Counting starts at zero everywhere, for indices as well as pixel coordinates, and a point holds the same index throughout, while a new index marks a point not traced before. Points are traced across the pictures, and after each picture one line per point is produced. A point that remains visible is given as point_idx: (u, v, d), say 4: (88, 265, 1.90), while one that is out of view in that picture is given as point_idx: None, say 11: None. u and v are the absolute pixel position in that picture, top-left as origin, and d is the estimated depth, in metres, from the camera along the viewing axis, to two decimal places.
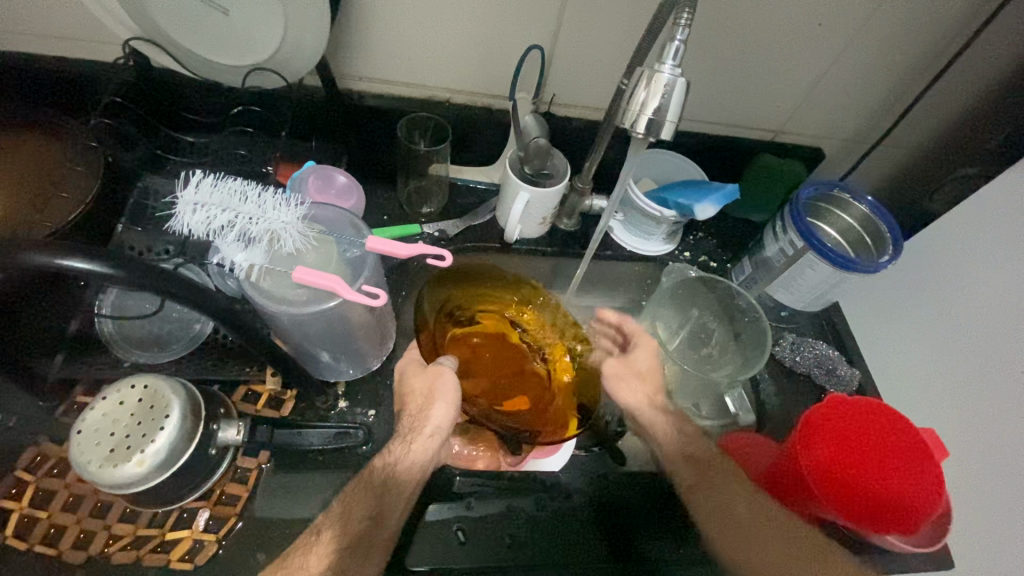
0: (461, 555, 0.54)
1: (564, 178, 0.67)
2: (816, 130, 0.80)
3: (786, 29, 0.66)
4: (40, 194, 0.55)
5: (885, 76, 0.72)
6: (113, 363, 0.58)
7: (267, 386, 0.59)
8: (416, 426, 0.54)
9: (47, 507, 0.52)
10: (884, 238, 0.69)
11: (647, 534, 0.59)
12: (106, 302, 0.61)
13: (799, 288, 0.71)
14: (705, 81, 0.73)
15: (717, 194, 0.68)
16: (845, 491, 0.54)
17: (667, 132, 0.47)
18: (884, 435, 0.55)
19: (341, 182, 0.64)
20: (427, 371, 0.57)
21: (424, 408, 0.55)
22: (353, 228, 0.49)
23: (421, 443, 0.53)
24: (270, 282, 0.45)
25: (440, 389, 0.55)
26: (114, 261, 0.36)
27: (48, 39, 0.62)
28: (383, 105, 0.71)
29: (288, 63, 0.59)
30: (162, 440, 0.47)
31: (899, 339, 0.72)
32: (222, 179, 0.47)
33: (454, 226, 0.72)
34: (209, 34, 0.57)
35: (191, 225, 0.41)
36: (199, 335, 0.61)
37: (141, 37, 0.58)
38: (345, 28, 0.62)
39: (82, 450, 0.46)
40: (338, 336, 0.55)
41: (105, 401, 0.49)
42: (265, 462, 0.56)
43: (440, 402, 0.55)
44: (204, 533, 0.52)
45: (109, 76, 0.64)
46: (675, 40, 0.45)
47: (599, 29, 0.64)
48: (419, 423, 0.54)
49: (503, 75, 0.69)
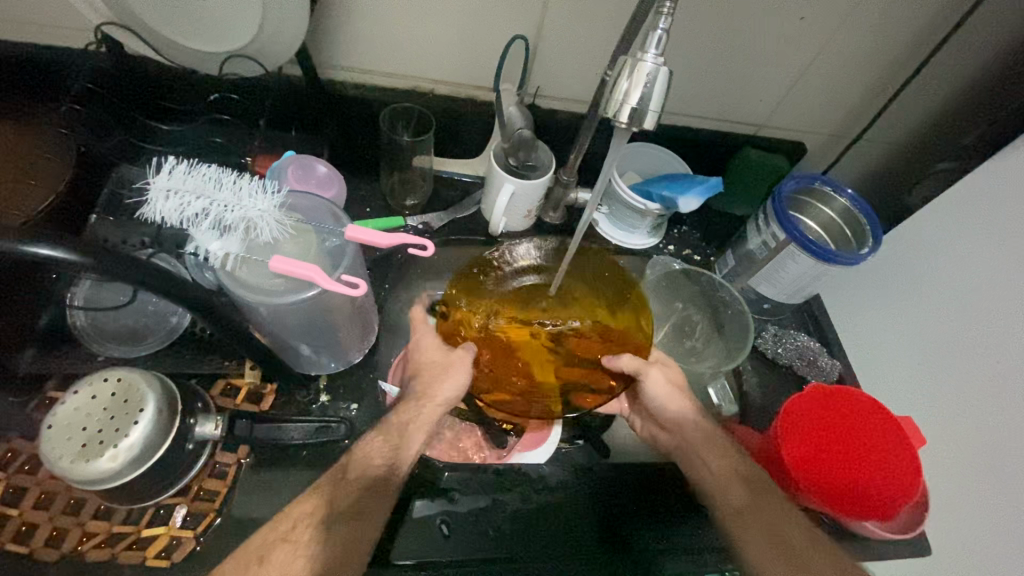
0: (446, 548, 0.54)
1: (549, 170, 0.67)
2: (799, 124, 0.81)
3: (769, 23, 0.66)
4: (11, 183, 0.55)
5: (867, 70, 0.73)
6: (86, 357, 0.56)
7: (246, 380, 0.58)
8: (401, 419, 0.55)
9: (17, 505, 0.50)
10: (863, 231, 0.70)
11: (634, 522, 0.59)
12: (79, 294, 0.59)
13: (781, 281, 0.72)
14: (690, 75, 0.73)
15: (700, 188, 0.69)
16: (823, 477, 0.55)
17: (651, 121, 0.47)
18: (861, 424, 0.56)
19: (322, 172, 0.62)
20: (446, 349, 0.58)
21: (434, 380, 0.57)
22: (333, 217, 0.48)
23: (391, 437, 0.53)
24: (246, 272, 0.43)
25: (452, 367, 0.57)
26: (85, 250, 0.35)
27: (16, 23, 0.60)
28: (366, 95, 0.70)
29: (267, 51, 0.58)
30: (136, 435, 0.46)
31: (877, 331, 0.73)
32: (197, 165, 0.46)
33: (438, 219, 0.71)
34: (186, 20, 0.56)
35: (164, 212, 0.41)
36: (176, 328, 0.59)
37: (114, 22, 0.56)
38: (326, 17, 0.62)
39: (53, 445, 0.45)
40: (318, 328, 0.54)
41: (78, 394, 0.47)
42: (244, 457, 0.56)
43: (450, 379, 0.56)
44: (182, 529, 0.51)
45: (80, 62, 0.62)
46: (658, 29, 0.45)
47: (585, 19, 0.63)
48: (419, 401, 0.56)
49: (488, 66, 0.68)
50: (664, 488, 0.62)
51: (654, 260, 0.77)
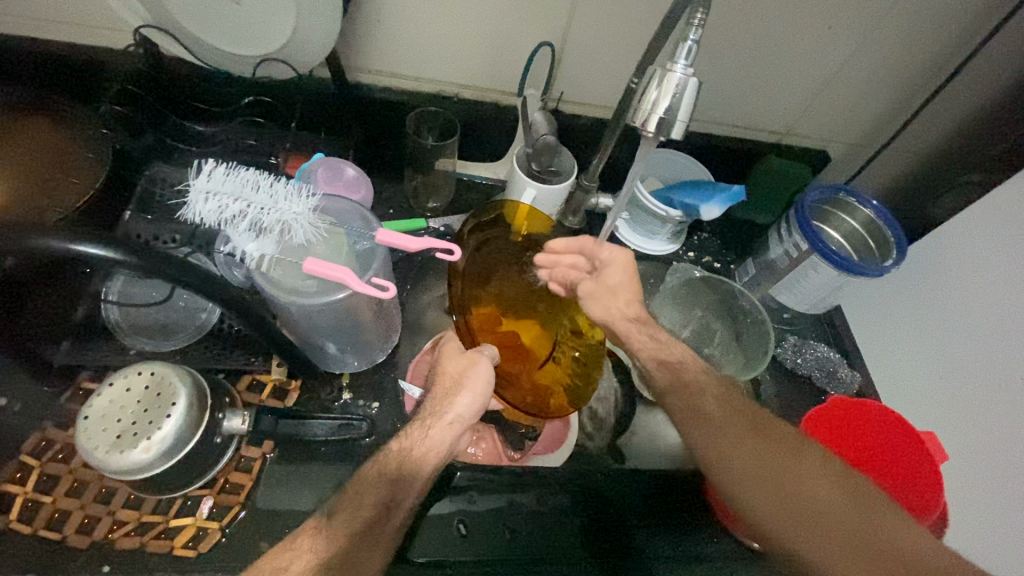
0: (463, 549, 0.55)
1: (570, 176, 0.68)
2: (823, 133, 0.80)
3: (796, 32, 0.66)
4: (50, 179, 0.56)
5: (895, 79, 0.72)
6: (118, 350, 0.58)
7: (272, 376, 0.60)
8: (437, 412, 0.52)
9: (51, 492, 0.52)
10: (887, 242, 0.69)
11: (646, 530, 0.59)
12: (113, 289, 0.61)
13: (803, 291, 0.72)
14: (715, 83, 0.73)
15: (723, 196, 0.69)
16: None
17: (679, 131, 0.47)
18: (885, 440, 0.56)
19: (350, 175, 0.63)
20: (464, 356, 0.55)
21: (451, 393, 0.53)
22: (363, 220, 0.49)
23: (437, 432, 0.51)
24: (280, 272, 0.45)
25: (471, 379, 0.53)
26: (129, 248, 0.36)
27: (57, 24, 0.61)
28: (390, 97, 0.71)
29: (299, 54, 0.60)
30: (168, 428, 0.47)
31: (897, 344, 0.72)
32: (236, 169, 0.47)
33: (459, 221, 0.72)
34: (221, 24, 0.57)
35: (203, 213, 0.42)
36: (204, 325, 0.61)
37: (153, 25, 0.58)
38: (357, 21, 0.63)
39: (89, 436, 0.46)
40: (345, 328, 0.55)
41: (113, 387, 0.49)
42: (269, 451, 0.57)
43: (468, 392, 0.52)
44: (208, 521, 0.52)
45: (119, 64, 0.64)
46: (688, 40, 0.45)
47: (609, 26, 0.63)
48: (443, 409, 0.52)
49: (513, 71, 0.69)
50: (678, 493, 0.62)
51: (677, 265, 0.75)
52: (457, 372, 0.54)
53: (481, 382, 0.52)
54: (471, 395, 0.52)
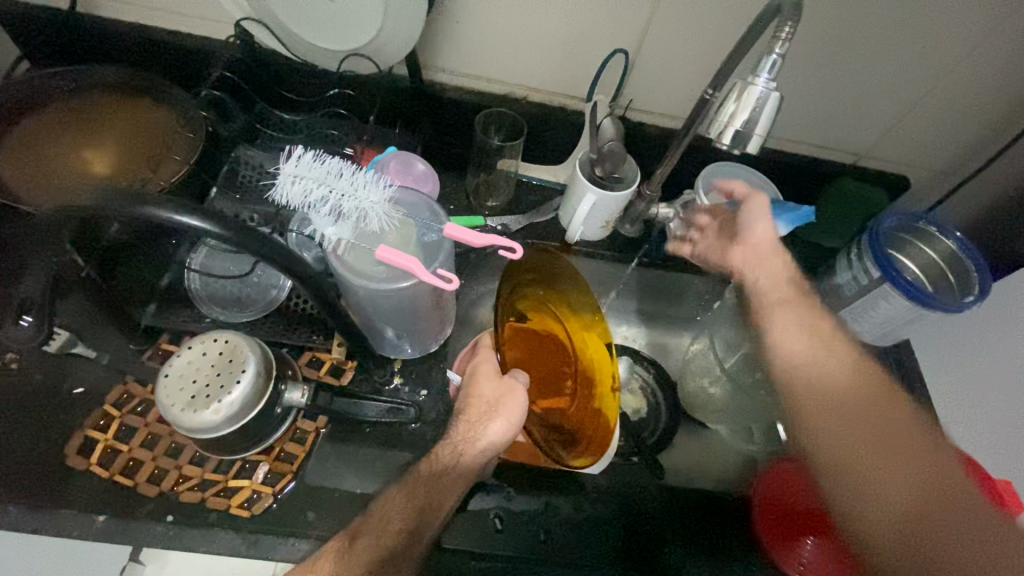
0: (498, 543, 0.56)
1: (633, 184, 0.66)
2: (905, 157, 0.76)
3: (887, 50, 0.63)
4: (153, 154, 0.60)
5: (991, 104, 0.67)
6: (196, 317, 0.62)
7: (331, 355, 0.63)
8: (470, 434, 0.52)
9: (127, 442, 0.56)
10: (970, 277, 0.65)
11: (681, 550, 0.58)
12: (196, 259, 0.66)
13: (871, 321, 0.68)
14: (792, 99, 0.71)
15: (790, 215, 0.66)
16: None
17: (755, 145, 0.46)
18: None
19: (420, 169, 0.66)
20: (501, 381, 0.54)
21: (484, 418, 0.52)
22: (432, 213, 0.50)
23: (465, 438, 0.52)
24: (353, 257, 0.48)
25: (505, 406, 0.52)
26: (223, 222, 0.39)
27: (167, 13, 0.67)
28: (462, 97, 0.73)
29: (382, 52, 0.63)
30: (237, 393, 0.50)
31: (968, 388, 0.67)
32: (322, 157, 0.50)
33: (517, 222, 0.73)
34: (314, 20, 0.61)
35: (291, 196, 0.45)
36: (275, 300, 0.65)
37: (253, 18, 0.63)
38: (438, 22, 0.65)
39: (167, 393, 0.50)
40: (405, 316, 0.57)
41: (191, 349, 0.52)
42: (322, 426, 0.60)
43: (501, 418, 0.52)
44: (262, 486, 0.55)
45: (218, 52, 0.69)
46: (772, 53, 0.44)
47: (685, 35, 0.63)
48: (475, 434, 0.52)
49: (583, 76, 0.69)
50: (720, 522, 0.60)
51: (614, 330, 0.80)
52: (486, 398, 0.53)
53: (515, 406, 0.52)
54: (502, 421, 0.51)
